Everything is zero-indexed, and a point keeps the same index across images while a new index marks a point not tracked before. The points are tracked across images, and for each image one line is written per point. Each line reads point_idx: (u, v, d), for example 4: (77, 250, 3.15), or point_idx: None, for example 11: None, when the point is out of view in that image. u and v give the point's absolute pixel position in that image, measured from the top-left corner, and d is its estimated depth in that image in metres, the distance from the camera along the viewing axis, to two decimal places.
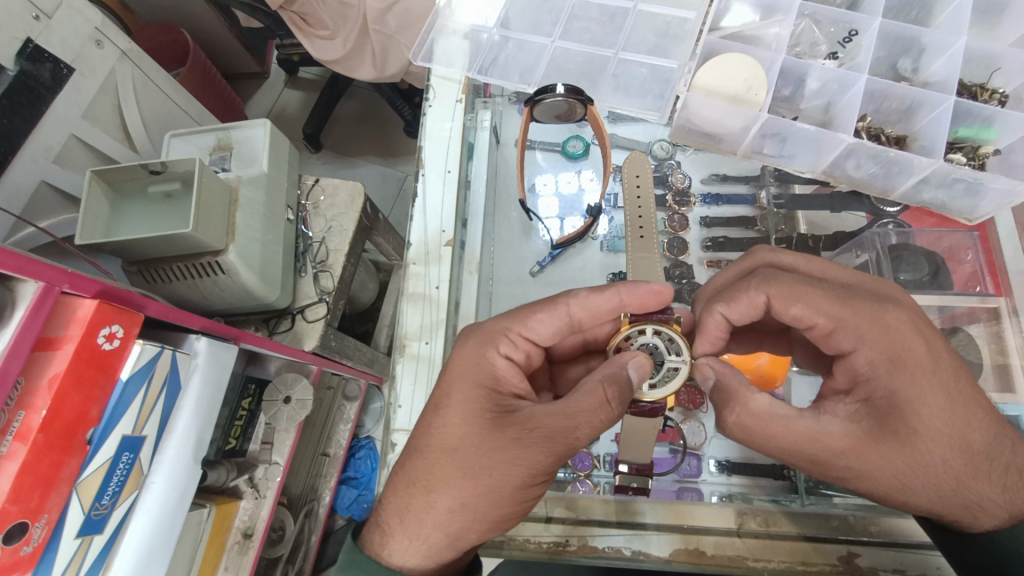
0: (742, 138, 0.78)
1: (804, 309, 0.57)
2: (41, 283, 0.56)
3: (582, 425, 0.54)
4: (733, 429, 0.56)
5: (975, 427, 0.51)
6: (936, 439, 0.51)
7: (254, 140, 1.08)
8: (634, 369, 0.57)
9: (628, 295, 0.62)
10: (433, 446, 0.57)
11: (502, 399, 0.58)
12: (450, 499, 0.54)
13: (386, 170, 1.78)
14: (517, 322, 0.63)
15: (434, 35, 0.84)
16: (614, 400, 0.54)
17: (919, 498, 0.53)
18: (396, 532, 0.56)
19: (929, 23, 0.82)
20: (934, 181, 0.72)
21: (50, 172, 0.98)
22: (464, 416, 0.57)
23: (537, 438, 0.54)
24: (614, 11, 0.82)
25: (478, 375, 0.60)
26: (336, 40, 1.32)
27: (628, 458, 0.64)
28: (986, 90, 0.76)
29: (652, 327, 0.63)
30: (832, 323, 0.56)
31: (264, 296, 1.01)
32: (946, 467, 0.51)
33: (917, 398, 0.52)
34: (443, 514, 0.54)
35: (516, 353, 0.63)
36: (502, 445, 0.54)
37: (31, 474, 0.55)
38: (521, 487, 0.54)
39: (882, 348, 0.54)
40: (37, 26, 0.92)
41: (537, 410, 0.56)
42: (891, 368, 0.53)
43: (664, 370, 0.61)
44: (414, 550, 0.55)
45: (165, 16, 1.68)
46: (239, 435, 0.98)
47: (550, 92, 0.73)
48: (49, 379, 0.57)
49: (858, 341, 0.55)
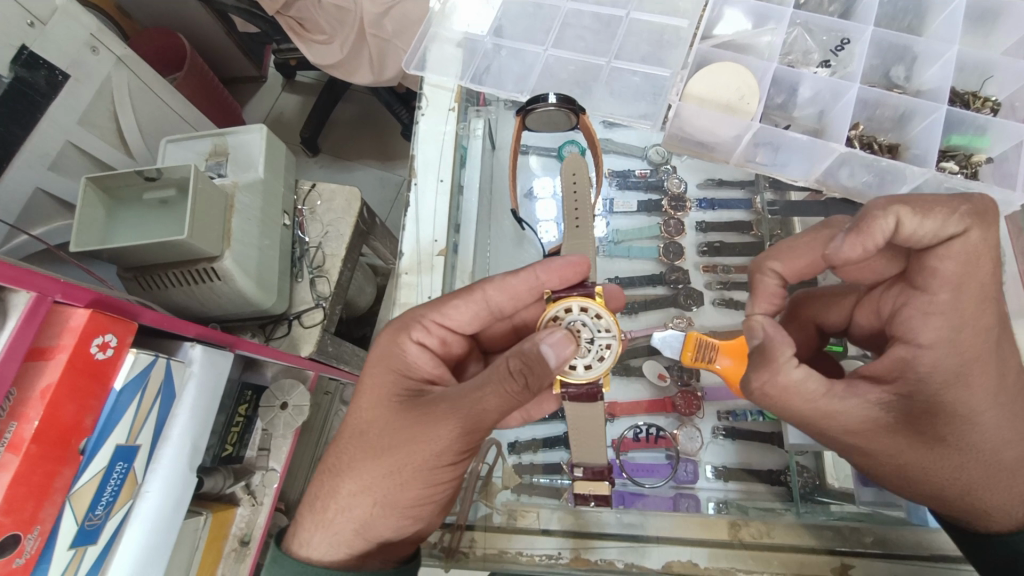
0: (733, 147, 0.77)
1: (926, 276, 0.52)
2: (33, 294, 0.56)
3: (490, 396, 0.52)
4: (755, 395, 0.56)
5: (1009, 447, 0.51)
6: (958, 447, 0.52)
7: (250, 145, 1.08)
8: (552, 346, 0.54)
9: (545, 272, 0.61)
10: (345, 431, 0.59)
11: (413, 383, 0.60)
12: (351, 484, 0.56)
13: (384, 174, 1.78)
14: (434, 310, 0.65)
15: (427, 43, 0.84)
16: (518, 373, 0.51)
17: (926, 490, 0.54)
18: (304, 520, 0.58)
19: (922, 31, 0.82)
20: (926, 189, 0.71)
21: (45, 178, 0.97)
22: (372, 401, 0.59)
23: (439, 415, 0.54)
24: (607, 19, 0.82)
25: (391, 362, 0.62)
26: (332, 45, 1.32)
27: (582, 460, 0.63)
28: (979, 98, 0.76)
29: (577, 303, 0.61)
30: (944, 299, 0.51)
31: (261, 301, 1.01)
32: (960, 473, 0.52)
33: (957, 404, 0.51)
34: (346, 498, 0.56)
35: (428, 339, 0.64)
36: (406, 425, 0.55)
37: (24, 485, 0.55)
38: (427, 467, 0.54)
39: (954, 351, 0.51)
40: (31, 32, 0.92)
41: (446, 391, 0.56)
42: (946, 377, 0.51)
43: (596, 348, 0.60)
44: (322, 539, 0.56)
45: (162, 20, 1.68)
46: (236, 441, 0.97)
47: (543, 102, 0.72)
48: (42, 389, 0.57)
49: (934, 336, 0.52)
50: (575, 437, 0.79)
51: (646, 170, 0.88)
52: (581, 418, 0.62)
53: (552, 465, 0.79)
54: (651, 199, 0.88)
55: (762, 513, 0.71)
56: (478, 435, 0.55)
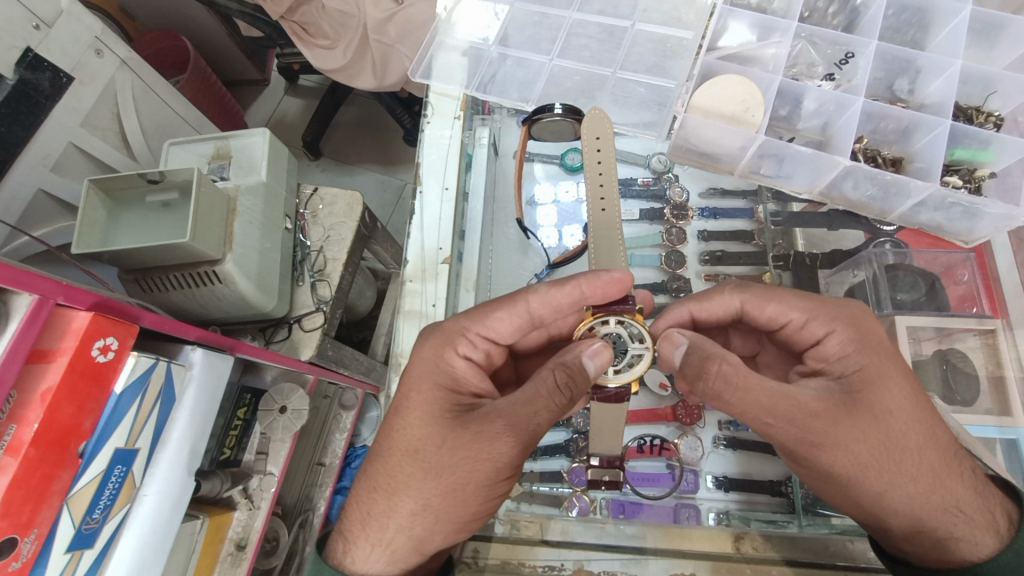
0: (738, 158, 0.78)
1: (777, 309, 0.62)
2: (35, 296, 0.55)
3: (542, 410, 0.54)
4: (714, 382, 0.53)
5: (938, 423, 0.55)
6: (903, 423, 0.53)
7: (253, 149, 1.08)
8: (591, 358, 0.56)
9: (589, 287, 0.60)
10: (396, 448, 0.57)
11: (462, 398, 0.60)
12: (411, 502, 0.55)
13: (385, 178, 1.78)
14: (476, 322, 0.64)
15: (433, 51, 0.85)
16: (564, 385, 0.54)
17: (895, 496, 0.53)
18: (360, 538, 0.57)
19: (925, 45, 0.82)
20: (931, 204, 0.72)
21: (47, 179, 0.97)
22: (423, 418, 0.58)
23: (498, 430, 0.54)
24: (612, 29, 0.83)
25: (437, 378, 0.61)
26: (336, 50, 1.32)
27: (600, 449, 0.66)
28: (982, 112, 0.77)
29: (616, 317, 0.62)
30: (804, 316, 0.61)
31: (261, 305, 1.01)
32: (914, 454, 0.53)
33: (884, 377, 0.56)
34: (405, 517, 0.55)
35: (475, 353, 0.64)
36: (462, 442, 0.55)
37: (21, 489, 0.54)
38: (487, 484, 0.55)
39: (846, 326, 0.59)
40: (36, 35, 0.93)
41: (501, 404, 0.56)
42: (857, 346, 0.57)
43: (629, 357, 0.62)
44: (377, 555, 0.56)
45: (166, 23, 1.68)
46: (234, 445, 0.96)
47: (548, 112, 0.73)
48: (42, 392, 0.56)
49: (833, 333, 0.59)
50: (575, 445, 0.79)
51: (649, 178, 0.89)
52: (603, 415, 0.65)
53: (552, 473, 0.78)
54: (654, 207, 0.88)
55: (763, 526, 0.72)
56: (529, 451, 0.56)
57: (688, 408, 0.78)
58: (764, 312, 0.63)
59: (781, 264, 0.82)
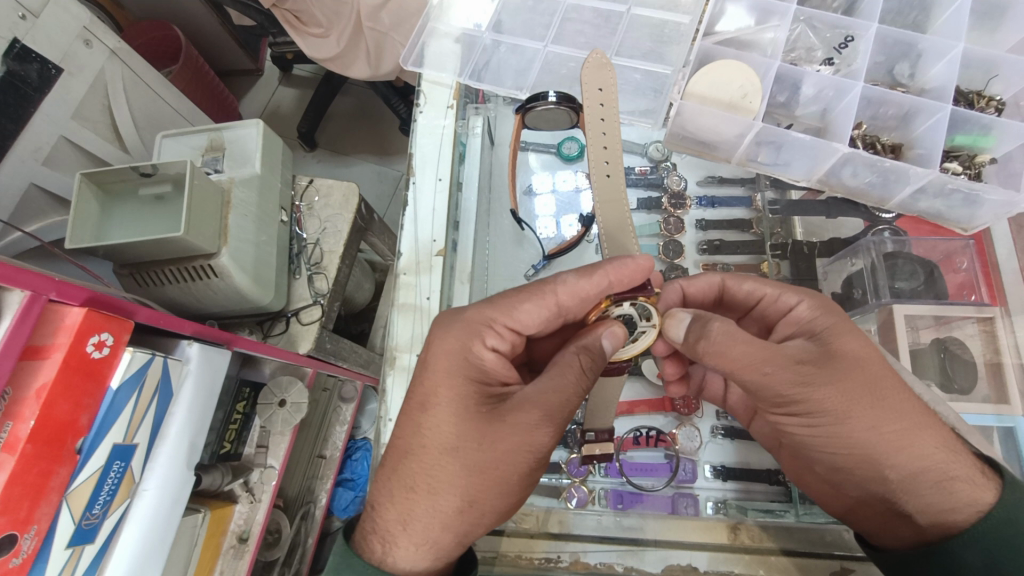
0: (736, 146, 0.77)
1: (754, 284, 0.65)
2: (27, 292, 0.55)
3: (574, 398, 0.56)
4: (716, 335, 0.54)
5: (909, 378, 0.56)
6: (880, 372, 0.54)
7: (246, 140, 1.07)
8: (608, 339, 0.60)
9: (614, 276, 0.60)
10: (434, 444, 0.55)
11: (491, 389, 0.59)
12: (456, 498, 0.54)
13: (381, 169, 1.77)
14: (502, 314, 0.62)
15: (425, 38, 0.83)
16: (589, 369, 0.57)
17: (884, 439, 0.52)
18: (399, 539, 0.54)
19: (927, 29, 0.81)
20: (930, 191, 0.71)
21: (38, 173, 0.96)
22: (459, 412, 0.57)
23: (539, 420, 0.55)
24: (608, 15, 0.81)
25: (469, 371, 0.59)
26: (329, 38, 1.30)
27: (596, 424, 0.70)
28: (983, 97, 0.76)
29: (632, 301, 0.62)
30: (777, 289, 0.63)
31: (257, 298, 1.00)
32: (896, 401, 0.53)
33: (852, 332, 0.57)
34: (451, 513, 0.54)
35: (502, 344, 0.62)
36: (502, 435, 0.54)
37: (19, 485, 0.54)
38: (526, 473, 0.55)
39: (811, 294, 0.61)
40: (23, 25, 0.91)
41: (535, 393, 0.56)
42: (825, 309, 0.59)
43: (635, 332, 0.65)
44: (422, 554, 0.54)
45: (156, 12, 1.66)
46: (234, 439, 0.97)
47: (543, 100, 0.71)
48: (37, 388, 0.56)
49: (802, 303, 0.61)
50: (574, 436, 0.78)
51: (647, 166, 0.88)
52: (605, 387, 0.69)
53: (551, 464, 0.78)
54: (651, 196, 0.87)
55: (762, 516, 0.72)
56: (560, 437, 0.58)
57: (686, 398, 0.78)
58: (742, 288, 0.66)
59: (779, 254, 0.82)
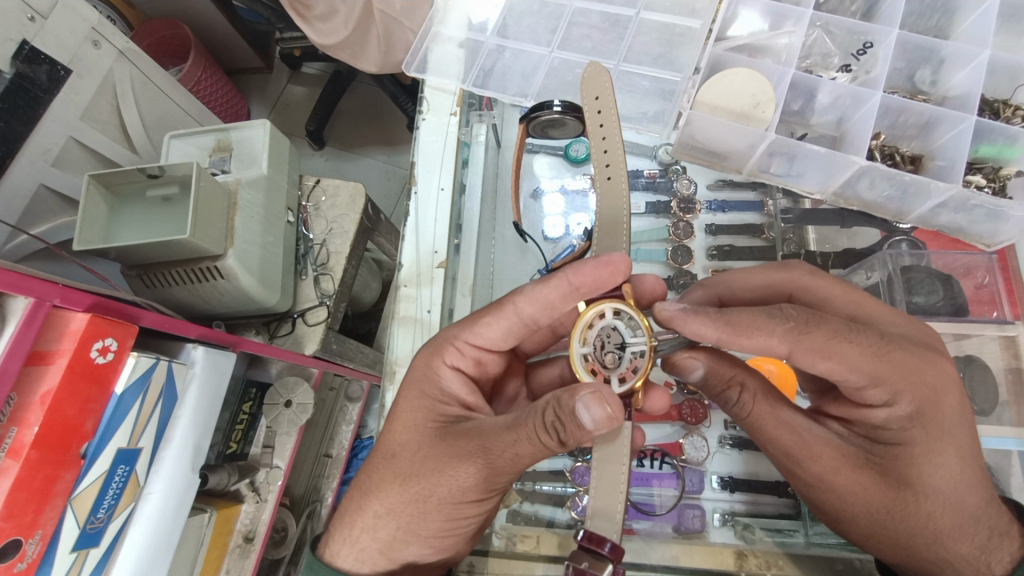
0: (748, 156, 0.75)
1: (836, 366, 0.52)
2: (31, 299, 0.55)
3: (523, 440, 0.52)
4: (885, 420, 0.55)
5: (923, 502, 0.53)
6: (920, 490, 0.53)
7: (253, 141, 1.07)
8: (586, 408, 0.48)
9: (578, 277, 0.56)
10: (378, 450, 0.59)
11: (449, 409, 0.60)
12: (377, 504, 0.57)
13: (389, 167, 1.76)
14: (465, 330, 0.63)
15: (428, 43, 0.82)
16: (552, 425, 0.50)
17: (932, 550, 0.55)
18: (335, 533, 0.59)
19: (950, 33, 0.79)
20: (952, 205, 0.69)
21: (48, 174, 0.97)
22: (405, 424, 0.59)
23: (473, 449, 0.54)
24: (616, 19, 0.80)
25: (425, 386, 0.61)
26: (336, 22, 1.24)
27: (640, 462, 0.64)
28: (1010, 106, 0.74)
29: (609, 307, 0.57)
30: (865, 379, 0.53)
31: (264, 299, 1.00)
32: (931, 522, 0.53)
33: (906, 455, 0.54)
34: (370, 518, 0.57)
35: (464, 362, 0.64)
36: (435, 453, 0.56)
37: (24, 490, 0.54)
38: (451, 501, 0.55)
39: (906, 404, 0.53)
40: (32, 27, 0.91)
41: (488, 427, 0.55)
42: (913, 421, 0.53)
43: (629, 355, 0.56)
44: (347, 552, 0.57)
45: (168, 11, 1.66)
46: (240, 438, 0.98)
47: (548, 108, 0.70)
48: (42, 394, 0.56)
49: (890, 403, 0.53)
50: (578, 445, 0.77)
51: (656, 170, 0.86)
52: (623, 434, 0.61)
53: (556, 471, 0.77)
54: (660, 201, 0.85)
55: (769, 537, 0.71)
56: (501, 478, 0.55)
57: (693, 407, 0.78)
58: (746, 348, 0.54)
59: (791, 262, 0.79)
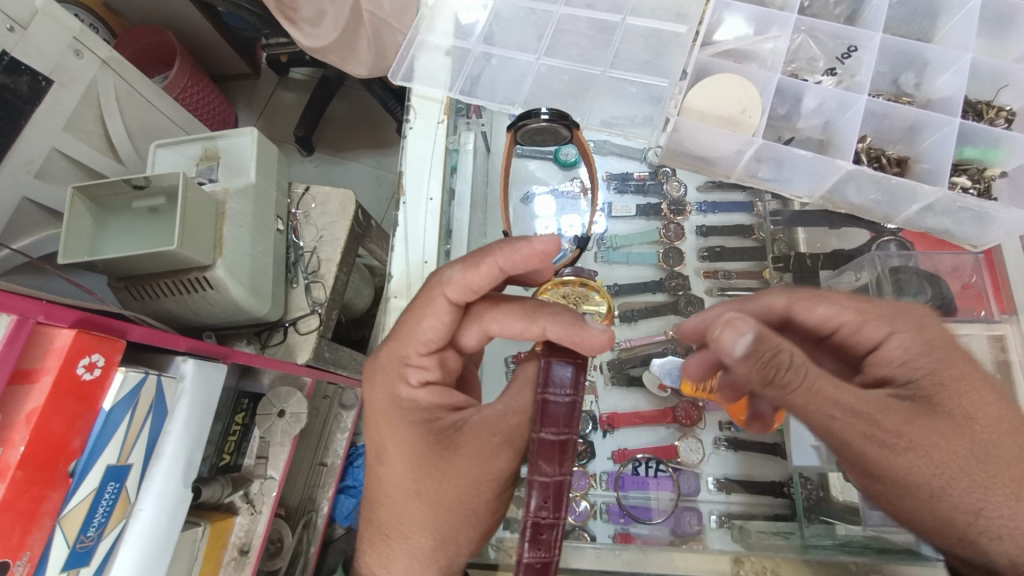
0: (735, 162, 0.75)
1: (828, 309, 0.58)
2: (14, 316, 0.54)
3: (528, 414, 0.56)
4: (894, 367, 0.54)
5: (960, 451, 0.49)
6: (949, 438, 0.50)
7: (240, 149, 1.06)
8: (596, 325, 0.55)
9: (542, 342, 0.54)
10: (393, 486, 0.57)
11: (436, 421, 0.57)
12: (423, 535, 0.57)
13: (379, 172, 1.76)
14: (407, 343, 0.59)
15: (415, 51, 0.82)
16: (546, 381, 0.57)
17: (991, 518, 0.49)
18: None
19: (934, 36, 0.79)
20: (938, 208, 0.70)
21: (31, 187, 0.96)
22: (404, 454, 0.57)
23: (490, 445, 0.55)
24: (603, 25, 0.80)
25: (401, 415, 0.58)
26: (325, 25, 1.22)
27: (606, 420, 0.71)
28: (993, 107, 0.74)
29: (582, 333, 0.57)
30: (858, 322, 0.57)
31: (254, 309, 0.99)
32: (965, 480, 0.49)
33: (929, 401, 0.51)
34: (423, 551, 0.57)
35: (427, 373, 0.59)
36: (450, 472, 0.56)
37: (10, 511, 0.53)
38: (495, 495, 0.57)
39: (911, 350, 0.53)
40: (11, 38, 0.90)
41: (486, 414, 0.57)
42: (921, 361, 0.53)
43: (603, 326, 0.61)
44: None
45: (152, 18, 1.65)
46: (233, 451, 0.96)
47: (535, 117, 0.69)
48: (27, 413, 0.55)
49: (892, 336, 0.55)
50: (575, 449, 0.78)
51: (645, 173, 0.86)
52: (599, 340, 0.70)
53: None
54: (651, 203, 0.86)
55: (767, 539, 0.69)
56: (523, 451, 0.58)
57: (688, 410, 0.77)
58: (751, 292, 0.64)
59: (781, 265, 0.80)
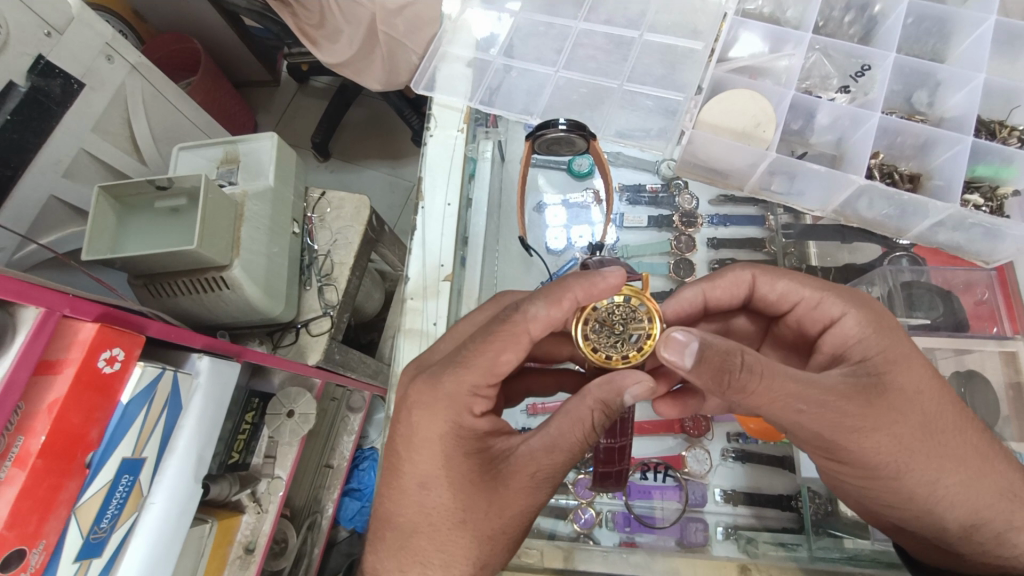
0: (748, 174, 0.76)
1: (789, 285, 0.59)
2: (41, 309, 0.56)
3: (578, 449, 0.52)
4: (857, 344, 0.53)
5: (918, 427, 0.49)
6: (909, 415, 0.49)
7: (260, 153, 1.08)
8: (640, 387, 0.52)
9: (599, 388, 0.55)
10: (428, 514, 0.50)
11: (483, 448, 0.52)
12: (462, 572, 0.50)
13: (392, 179, 1.78)
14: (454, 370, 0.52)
15: (437, 63, 0.84)
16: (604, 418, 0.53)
17: (943, 489, 0.49)
18: None
19: (947, 57, 0.80)
20: (949, 224, 0.70)
21: (58, 185, 0.99)
22: (449, 484, 0.50)
23: (537, 479, 0.51)
24: (619, 40, 0.82)
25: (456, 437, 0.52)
26: (342, 42, 1.27)
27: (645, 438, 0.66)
28: (1006, 127, 0.75)
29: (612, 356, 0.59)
30: (815, 299, 0.57)
31: (268, 309, 1.01)
32: (919, 457, 0.48)
33: (892, 379, 0.50)
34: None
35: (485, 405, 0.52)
36: (499, 500, 0.50)
37: (29, 498, 0.55)
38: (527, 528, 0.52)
39: (873, 333, 0.53)
40: (47, 42, 0.93)
41: (533, 445, 0.52)
42: (878, 335, 0.52)
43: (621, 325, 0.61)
44: None
45: (178, 25, 1.70)
46: (242, 448, 0.98)
47: (552, 127, 0.71)
48: (49, 403, 0.57)
49: (848, 316, 0.55)
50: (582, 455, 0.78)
51: (658, 185, 0.87)
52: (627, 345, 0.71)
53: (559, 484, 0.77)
54: (662, 214, 0.86)
55: (775, 552, 0.68)
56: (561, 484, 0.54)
57: (696, 420, 0.78)
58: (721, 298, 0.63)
59: None
